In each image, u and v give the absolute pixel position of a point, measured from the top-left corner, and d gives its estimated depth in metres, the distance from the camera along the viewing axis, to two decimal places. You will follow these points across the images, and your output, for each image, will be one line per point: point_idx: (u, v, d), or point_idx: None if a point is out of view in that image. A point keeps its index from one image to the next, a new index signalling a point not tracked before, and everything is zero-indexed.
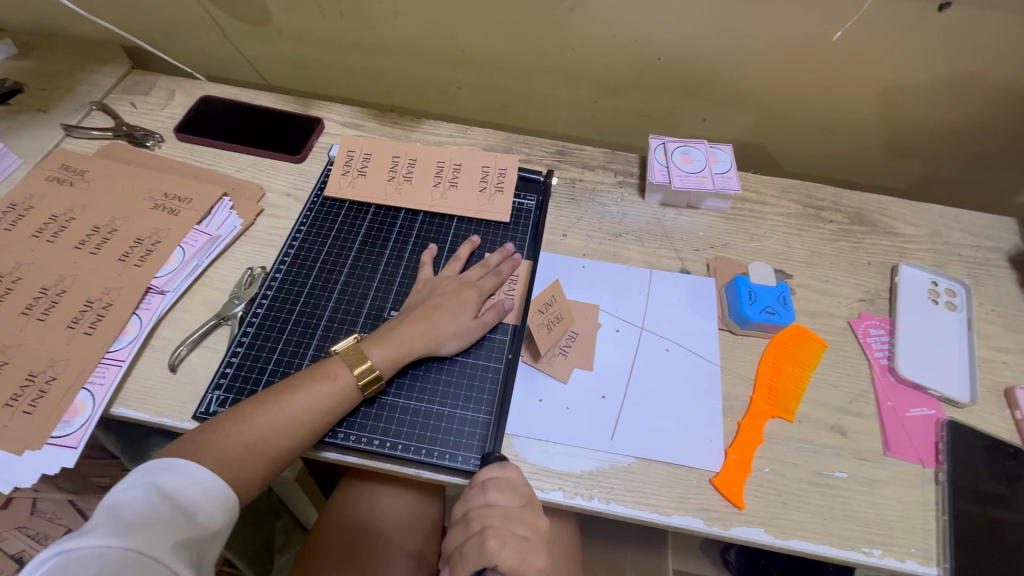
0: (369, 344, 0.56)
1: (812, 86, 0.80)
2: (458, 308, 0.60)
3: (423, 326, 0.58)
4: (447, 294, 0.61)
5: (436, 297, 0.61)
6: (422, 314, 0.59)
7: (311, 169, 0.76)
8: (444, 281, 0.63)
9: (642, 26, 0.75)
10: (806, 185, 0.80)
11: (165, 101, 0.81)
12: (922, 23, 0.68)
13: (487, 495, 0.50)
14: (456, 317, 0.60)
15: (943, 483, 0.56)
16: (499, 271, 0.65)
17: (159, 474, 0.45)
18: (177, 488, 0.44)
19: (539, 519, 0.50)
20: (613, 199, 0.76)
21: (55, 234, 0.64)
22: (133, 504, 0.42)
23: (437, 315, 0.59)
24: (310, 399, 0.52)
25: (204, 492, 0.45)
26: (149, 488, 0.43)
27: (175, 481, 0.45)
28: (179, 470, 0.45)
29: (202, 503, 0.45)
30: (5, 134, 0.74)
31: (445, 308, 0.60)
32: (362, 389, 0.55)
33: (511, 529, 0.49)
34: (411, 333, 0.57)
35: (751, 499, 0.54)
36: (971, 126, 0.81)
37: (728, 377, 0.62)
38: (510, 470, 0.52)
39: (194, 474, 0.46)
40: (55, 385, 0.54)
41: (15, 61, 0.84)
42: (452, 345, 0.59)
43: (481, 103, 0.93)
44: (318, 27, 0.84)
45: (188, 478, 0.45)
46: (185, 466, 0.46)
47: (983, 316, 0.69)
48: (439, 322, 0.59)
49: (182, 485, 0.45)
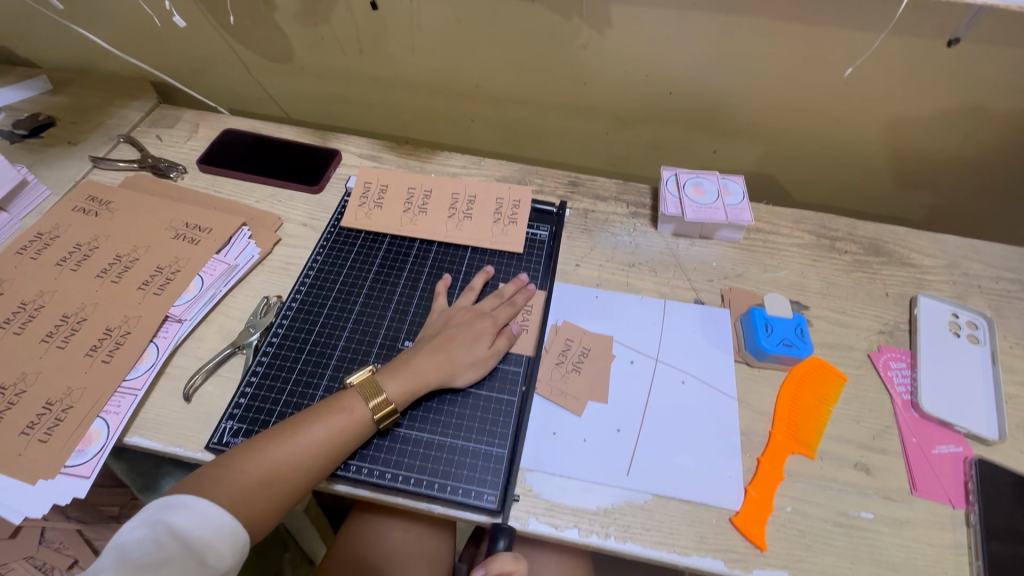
0: (384, 375, 0.56)
1: (823, 118, 0.80)
2: (473, 338, 0.60)
3: (439, 357, 0.58)
4: (462, 325, 0.61)
5: (452, 328, 0.61)
6: (438, 345, 0.59)
7: (328, 200, 0.77)
8: (458, 312, 0.63)
9: (654, 63, 0.77)
10: (820, 216, 0.80)
11: (190, 134, 0.84)
12: (932, 58, 0.69)
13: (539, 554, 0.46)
14: (471, 347, 0.59)
15: (975, 526, 0.54)
16: (513, 301, 0.65)
17: (170, 511, 0.45)
18: (185, 528, 0.45)
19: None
20: (626, 230, 0.76)
21: (78, 263, 0.66)
22: (142, 545, 0.43)
23: (452, 346, 0.59)
24: (323, 433, 0.52)
25: (213, 530, 0.46)
26: (160, 527, 0.44)
27: (184, 520, 0.45)
28: (190, 509, 0.46)
29: (212, 543, 0.45)
30: (36, 166, 0.77)
31: (460, 339, 0.60)
32: (377, 423, 0.54)
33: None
34: (427, 365, 0.57)
35: (773, 541, 0.52)
36: (986, 158, 0.81)
37: (745, 412, 0.60)
38: None
39: (202, 512, 0.46)
40: (71, 413, 0.55)
41: (51, 96, 0.88)
42: (467, 376, 0.59)
43: (495, 135, 0.95)
44: (339, 64, 0.87)
45: (196, 516, 0.45)
46: (196, 504, 0.46)
47: (1007, 349, 0.67)
48: (455, 353, 0.59)
49: (191, 524, 0.45)
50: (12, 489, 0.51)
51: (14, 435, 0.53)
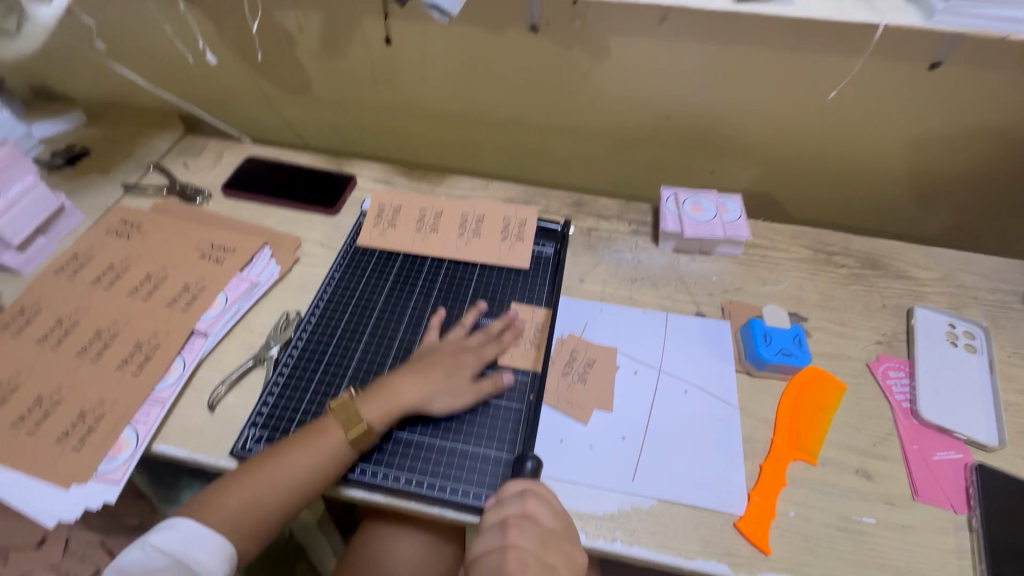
0: (362, 400, 0.58)
1: (817, 139, 0.84)
2: (453, 372, 0.61)
3: (415, 383, 0.60)
4: (445, 354, 0.63)
5: (434, 356, 0.63)
6: (416, 372, 0.61)
7: (343, 221, 0.81)
8: (444, 343, 0.65)
9: (651, 89, 0.81)
10: (816, 231, 0.82)
11: (215, 162, 0.89)
12: (916, 80, 0.73)
13: (528, 505, 0.51)
14: (449, 379, 0.61)
15: (977, 530, 0.55)
16: (500, 338, 0.66)
17: (157, 532, 0.52)
18: (169, 543, 0.51)
19: (577, 551, 0.51)
20: (628, 247, 0.80)
21: (111, 282, 0.70)
22: (139, 562, 0.50)
23: (430, 373, 0.61)
24: (299, 457, 0.54)
25: (194, 543, 0.51)
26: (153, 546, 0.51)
27: (166, 537, 0.51)
28: (172, 528, 0.52)
29: (194, 554, 0.50)
30: (72, 193, 0.82)
31: (438, 367, 0.61)
32: (350, 445, 0.56)
33: (544, 557, 0.49)
34: (403, 390, 0.59)
35: (777, 545, 0.54)
36: (978, 174, 0.84)
37: (748, 420, 0.62)
38: (529, 501, 0.52)
39: (180, 529, 0.51)
40: (103, 423, 0.58)
41: (87, 128, 0.94)
42: (444, 402, 0.60)
43: (502, 159, 0.99)
44: (354, 94, 0.92)
45: (175, 534, 0.51)
46: (176, 523, 0.52)
47: (1004, 358, 0.69)
48: (430, 383, 0.60)
49: (172, 540, 0.51)
50: (47, 494, 0.54)
51: (50, 443, 0.56)
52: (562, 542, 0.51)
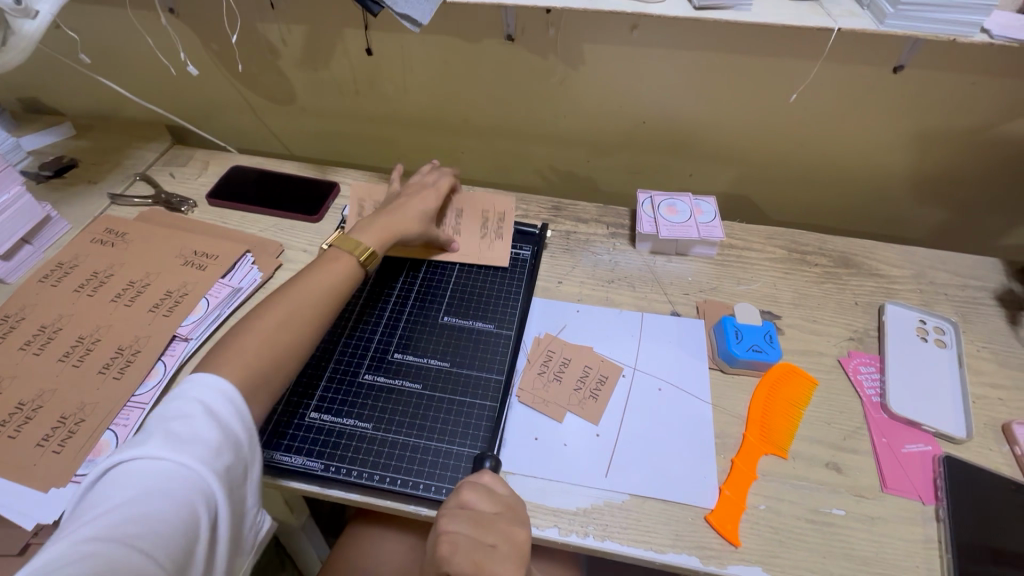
0: (356, 235, 0.67)
1: (789, 141, 0.86)
2: (423, 202, 0.72)
3: (398, 214, 0.70)
4: (417, 193, 0.73)
5: (408, 197, 0.73)
6: (396, 206, 0.71)
7: (326, 228, 0.83)
8: (411, 185, 0.75)
9: (626, 95, 0.83)
10: (790, 232, 0.84)
11: (200, 171, 0.90)
12: (880, 82, 0.75)
13: (462, 495, 0.51)
14: (422, 210, 0.72)
15: (944, 520, 0.56)
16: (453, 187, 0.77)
17: (202, 395, 0.49)
18: (214, 409, 0.49)
19: (517, 530, 0.50)
20: (605, 249, 0.81)
21: (95, 289, 0.71)
22: (179, 420, 0.47)
23: (408, 207, 0.71)
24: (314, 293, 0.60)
25: (238, 416, 0.50)
26: (197, 407, 0.48)
27: (213, 403, 0.49)
28: (217, 394, 0.50)
29: (237, 429, 0.49)
30: (59, 203, 0.84)
31: (414, 202, 0.72)
32: (363, 267, 0.65)
33: (481, 538, 0.48)
34: (389, 220, 0.69)
35: (747, 538, 0.55)
36: (947, 175, 0.86)
37: (721, 416, 0.63)
38: (465, 491, 0.51)
39: (227, 398, 0.50)
40: (84, 425, 0.59)
41: (75, 139, 0.95)
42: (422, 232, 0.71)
43: (484, 166, 1.01)
44: (337, 104, 0.94)
45: (221, 401, 0.49)
46: (224, 390, 0.50)
47: (974, 352, 0.70)
48: (409, 212, 0.71)
49: (218, 406, 0.49)
50: (25, 497, 0.54)
51: (31, 446, 0.57)
52: (504, 522, 0.50)
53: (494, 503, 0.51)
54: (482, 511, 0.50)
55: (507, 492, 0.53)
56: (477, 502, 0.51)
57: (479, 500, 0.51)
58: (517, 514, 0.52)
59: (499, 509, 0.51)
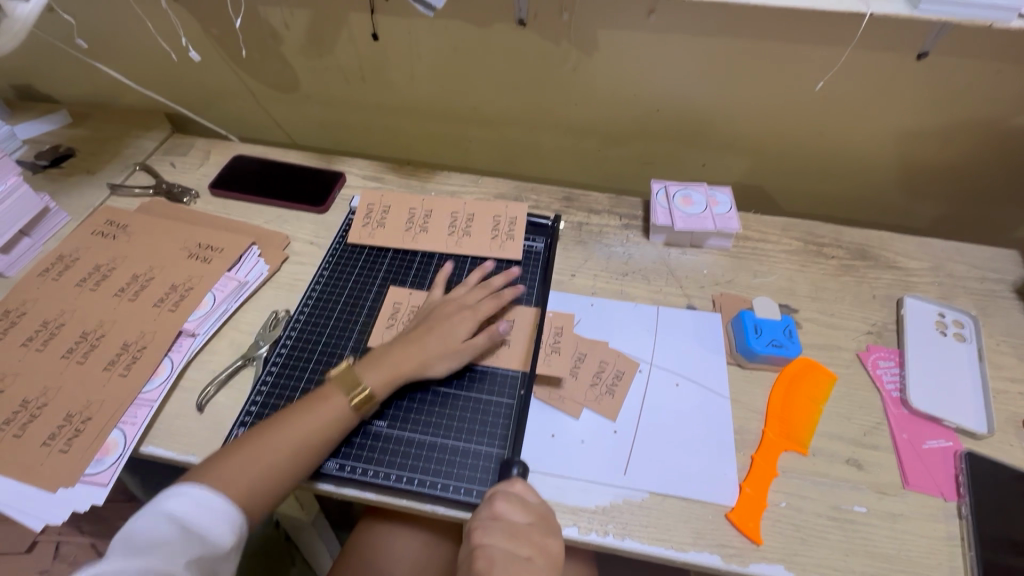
0: (362, 369, 0.59)
1: (806, 130, 0.84)
2: (449, 332, 0.62)
3: (410, 350, 0.61)
4: (441, 317, 0.63)
5: (432, 320, 0.63)
6: (414, 336, 0.62)
7: (333, 219, 0.81)
8: (445, 303, 0.66)
9: (640, 83, 0.81)
10: (806, 223, 0.83)
11: (202, 161, 0.88)
12: (903, 69, 0.73)
13: (495, 505, 0.50)
14: (443, 342, 0.61)
15: (966, 517, 0.55)
16: (500, 295, 0.66)
17: (168, 499, 0.49)
18: (183, 510, 0.49)
19: (551, 541, 0.50)
20: (619, 240, 0.79)
21: (97, 283, 0.69)
22: (145, 528, 0.47)
23: (428, 337, 0.61)
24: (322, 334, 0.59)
25: (210, 511, 0.49)
26: (162, 513, 0.48)
27: (181, 504, 0.49)
28: (184, 494, 0.50)
29: (210, 526, 0.49)
30: (57, 194, 0.81)
31: (437, 330, 0.62)
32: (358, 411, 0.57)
33: (516, 551, 0.48)
34: (400, 358, 0.60)
35: (769, 535, 0.54)
36: (965, 164, 0.84)
37: (740, 411, 0.62)
38: (497, 503, 0.50)
39: (195, 495, 0.50)
40: (90, 425, 0.57)
41: (71, 128, 0.93)
42: (442, 367, 0.61)
43: (492, 156, 0.99)
44: (341, 91, 0.92)
45: (190, 499, 0.49)
46: (189, 490, 0.50)
47: (994, 346, 0.69)
48: (426, 347, 0.61)
49: (186, 506, 0.49)
50: (33, 497, 0.53)
51: (37, 445, 0.56)
52: (538, 531, 0.50)
53: (527, 513, 0.50)
54: (515, 522, 0.49)
55: (539, 501, 0.52)
56: (510, 513, 0.50)
57: (512, 512, 0.50)
58: (550, 523, 0.51)
59: (532, 519, 0.50)
